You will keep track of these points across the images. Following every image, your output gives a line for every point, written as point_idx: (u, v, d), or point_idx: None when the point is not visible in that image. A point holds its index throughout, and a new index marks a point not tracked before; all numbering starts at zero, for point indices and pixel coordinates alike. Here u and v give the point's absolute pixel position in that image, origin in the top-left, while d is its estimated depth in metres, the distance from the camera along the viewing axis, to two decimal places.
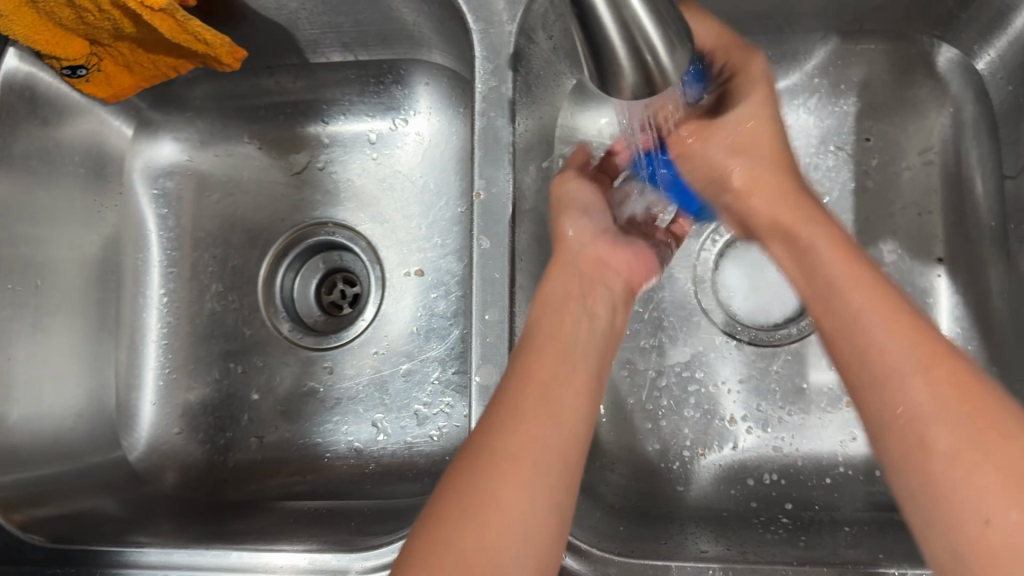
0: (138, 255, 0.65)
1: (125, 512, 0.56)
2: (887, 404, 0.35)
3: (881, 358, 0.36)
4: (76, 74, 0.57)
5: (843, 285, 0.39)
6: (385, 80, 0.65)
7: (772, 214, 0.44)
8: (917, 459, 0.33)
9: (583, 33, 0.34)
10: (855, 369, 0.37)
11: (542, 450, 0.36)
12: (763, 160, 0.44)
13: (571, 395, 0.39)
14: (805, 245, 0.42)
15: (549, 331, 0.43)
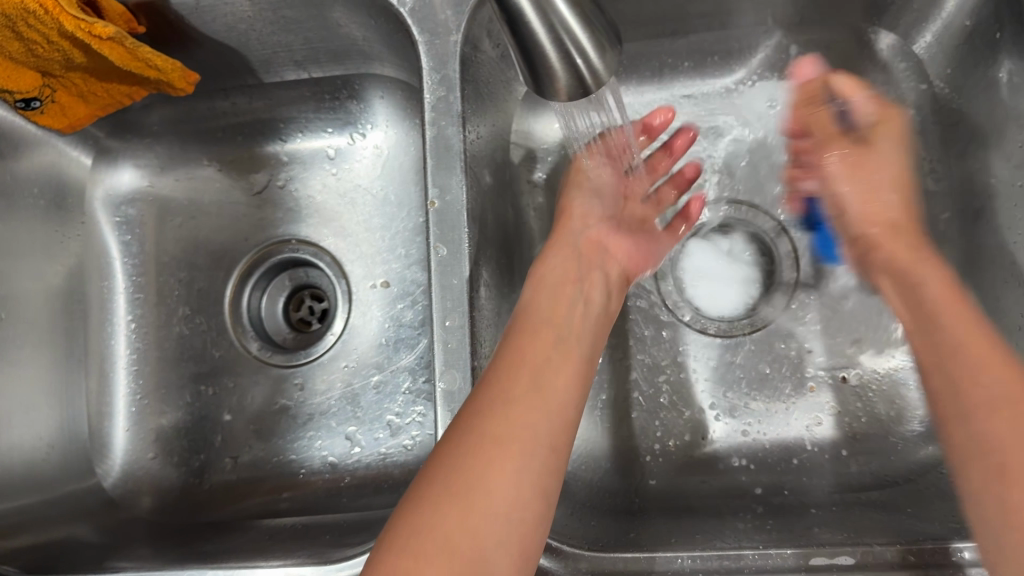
0: (102, 283, 0.65)
1: (102, 539, 0.56)
2: (974, 432, 0.39)
3: (971, 391, 0.40)
4: (29, 107, 0.57)
5: (949, 317, 0.44)
6: (340, 95, 0.65)
7: (895, 258, 0.50)
8: (998, 483, 0.37)
9: (514, 39, 0.34)
10: (944, 403, 0.42)
11: (533, 432, 0.41)
12: (901, 224, 0.51)
13: (563, 383, 0.45)
14: (919, 281, 0.47)
15: (544, 319, 0.49)
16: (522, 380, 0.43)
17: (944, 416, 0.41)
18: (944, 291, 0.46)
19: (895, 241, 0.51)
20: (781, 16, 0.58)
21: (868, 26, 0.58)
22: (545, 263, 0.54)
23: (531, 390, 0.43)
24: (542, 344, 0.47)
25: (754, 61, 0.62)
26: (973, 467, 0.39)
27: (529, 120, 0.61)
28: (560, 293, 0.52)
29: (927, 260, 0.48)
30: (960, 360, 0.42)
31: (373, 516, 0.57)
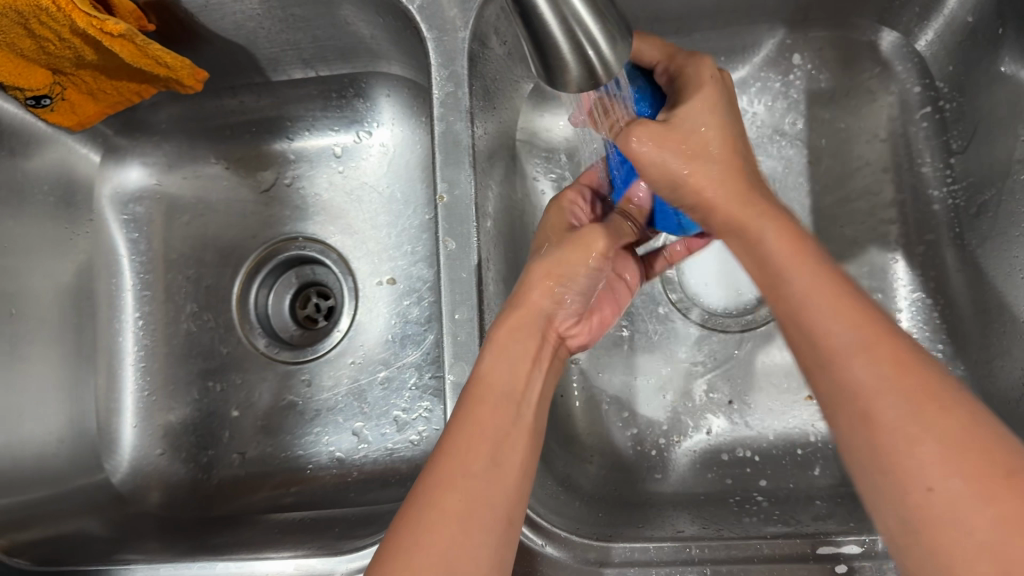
0: (111, 281, 0.66)
1: (111, 532, 0.56)
2: (843, 384, 0.35)
3: (830, 343, 0.36)
4: (40, 104, 0.58)
5: (785, 256, 0.39)
6: (347, 94, 0.66)
7: (730, 213, 0.42)
8: (862, 430, 0.34)
9: (526, 30, 0.35)
10: (807, 355, 0.37)
11: (488, 503, 0.38)
12: (720, 184, 0.42)
13: (521, 450, 0.41)
14: (757, 235, 0.40)
15: (505, 375, 0.44)
16: (482, 457, 0.40)
17: (808, 368, 0.37)
18: (783, 237, 0.40)
19: (727, 204, 0.42)
20: (785, 14, 0.59)
21: (872, 24, 0.58)
22: (502, 337, 0.45)
23: (493, 467, 0.39)
24: (502, 422, 0.42)
25: (757, 58, 0.62)
26: (840, 416, 0.35)
27: (534, 118, 0.62)
28: (525, 358, 0.45)
29: (760, 220, 0.41)
30: (811, 309, 0.37)
31: (381, 509, 0.57)
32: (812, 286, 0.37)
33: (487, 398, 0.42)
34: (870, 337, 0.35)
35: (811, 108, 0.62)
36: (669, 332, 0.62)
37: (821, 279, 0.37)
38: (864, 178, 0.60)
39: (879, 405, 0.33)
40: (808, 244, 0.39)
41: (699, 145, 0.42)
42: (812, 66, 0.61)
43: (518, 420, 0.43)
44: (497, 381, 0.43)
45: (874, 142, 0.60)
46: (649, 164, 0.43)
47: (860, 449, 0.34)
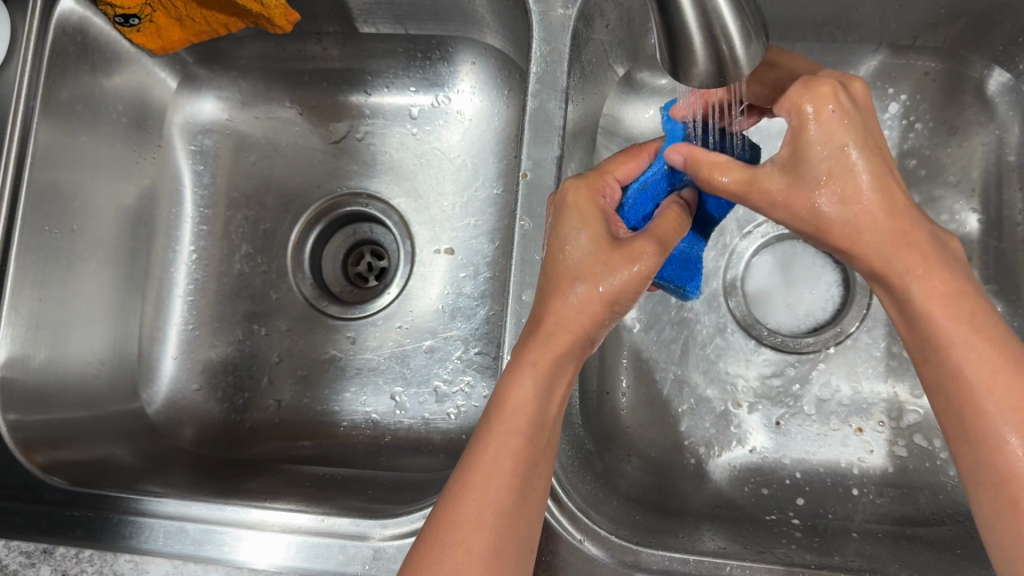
0: (171, 209, 0.66)
1: (142, 462, 0.56)
2: (996, 465, 0.38)
3: (983, 425, 0.38)
4: (128, 23, 0.57)
5: (941, 319, 0.40)
6: (431, 56, 0.65)
7: (873, 264, 0.41)
8: (1008, 516, 0.37)
9: (660, 19, 0.34)
10: (948, 418, 0.40)
11: (508, 545, 0.39)
12: (861, 192, 0.40)
13: (539, 477, 0.41)
14: (904, 288, 0.41)
15: (532, 405, 0.41)
16: (470, 539, 0.38)
17: (953, 433, 0.40)
18: (926, 278, 0.40)
19: (876, 250, 0.41)
20: (893, 37, 0.57)
21: (983, 61, 0.56)
22: (517, 388, 0.41)
23: (481, 544, 0.38)
24: (501, 489, 0.39)
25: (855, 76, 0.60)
26: (980, 480, 0.39)
27: (620, 107, 0.60)
28: (551, 386, 0.42)
29: (898, 254, 0.41)
30: (965, 376, 0.39)
31: (411, 478, 0.56)
32: (960, 342, 0.39)
33: (487, 462, 0.40)
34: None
35: (905, 138, 0.60)
36: (724, 344, 0.61)
37: (972, 335, 0.39)
38: (948, 216, 0.58)
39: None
40: (955, 289, 0.40)
41: (834, 134, 0.40)
42: (912, 95, 0.59)
43: (526, 477, 0.40)
44: (503, 440, 0.40)
45: (963, 182, 0.58)
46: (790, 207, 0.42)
47: (992, 514, 0.38)
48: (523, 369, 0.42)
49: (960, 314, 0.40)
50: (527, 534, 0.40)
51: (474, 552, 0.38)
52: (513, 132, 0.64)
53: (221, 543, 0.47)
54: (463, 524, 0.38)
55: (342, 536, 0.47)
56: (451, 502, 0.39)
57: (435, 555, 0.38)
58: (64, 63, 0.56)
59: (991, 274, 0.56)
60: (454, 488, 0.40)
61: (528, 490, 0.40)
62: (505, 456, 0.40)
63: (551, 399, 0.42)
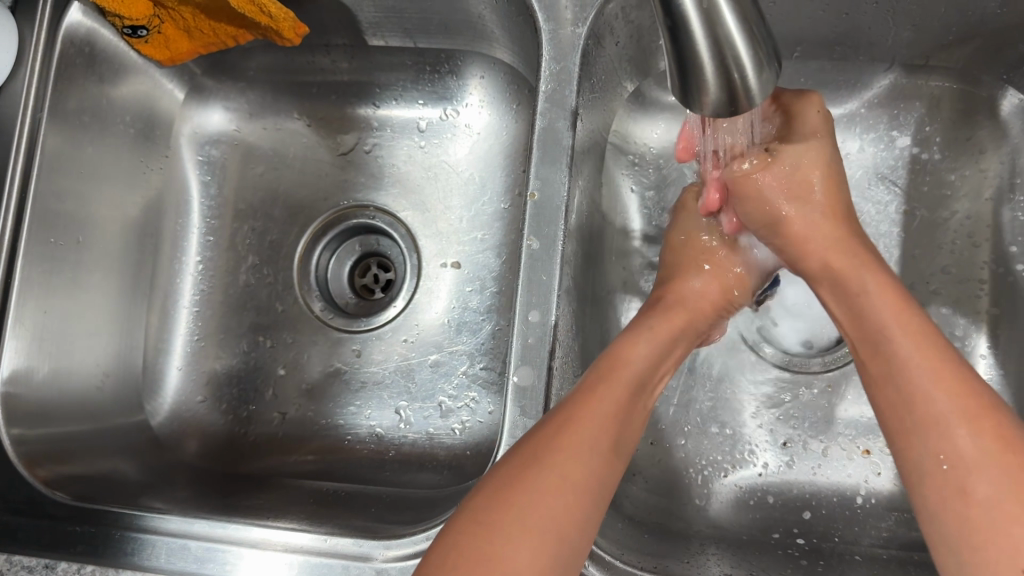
0: (178, 221, 0.65)
1: (145, 475, 0.56)
2: (935, 453, 0.37)
3: (927, 414, 0.37)
4: (136, 34, 0.57)
5: (893, 322, 0.41)
6: (440, 69, 0.64)
7: (829, 260, 0.46)
8: (954, 504, 0.35)
9: (671, 46, 0.33)
10: (895, 416, 0.39)
11: (594, 472, 0.39)
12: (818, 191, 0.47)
13: (630, 438, 0.43)
14: (860, 290, 0.43)
15: (634, 359, 0.46)
16: (573, 455, 0.39)
17: (899, 435, 0.39)
18: (886, 291, 0.43)
19: (829, 249, 0.46)
20: (905, 56, 0.57)
21: (996, 81, 0.56)
22: (626, 352, 0.46)
23: (582, 468, 0.39)
24: (602, 428, 0.41)
25: (868, 95, 0.60)
26: (925, 484, 0.37)
27: (630, 124, 0.60)
28: (652, 353, 0.47)
29: (859, 271, 0.44)
30: (916, 373, 0.39)
31: (415, 495, 0.56)
32: (916, 348, 0.39)
33: (595, 400, 0.42)
34: (973, 408, 0.37)
35: (916, 158, 0.59)
36: (732, 363, 0.60)
37: (924, 343, 0.39)
38: (958, 237, 0.57)
39: (974, 481, 0.35)
40: (910, 305, 0.42)
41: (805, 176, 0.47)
42: (925, 114, 0.59)
43: (623, 430, 0.43)
44: (611, 386, 0.43)
45: (976, 202, 0.57)
46: (764, 198, 0.48)
47: (942, 521, 0.35)
48: (635, 338, 0.48)
49: (913, 322, 0.41)
50: (614, 479, 0.41)
51: (576, 467, 0.39)
52: (522, 147, 0.63)
53: (224, 562, 0.47)
54: (566, 443, 0.40)
55: (345, 558, 0.46)
56: (556, 419, 0.41)
57: (534, 473, 0.38)
58: (71, 74, 0.56)
59: (1002, 294, 0.56)
60: (557, 412, 0.42)
61: (622, 444, 0.42)
62: (608, 402, 0.42)
63: (654, 372, 0.47)
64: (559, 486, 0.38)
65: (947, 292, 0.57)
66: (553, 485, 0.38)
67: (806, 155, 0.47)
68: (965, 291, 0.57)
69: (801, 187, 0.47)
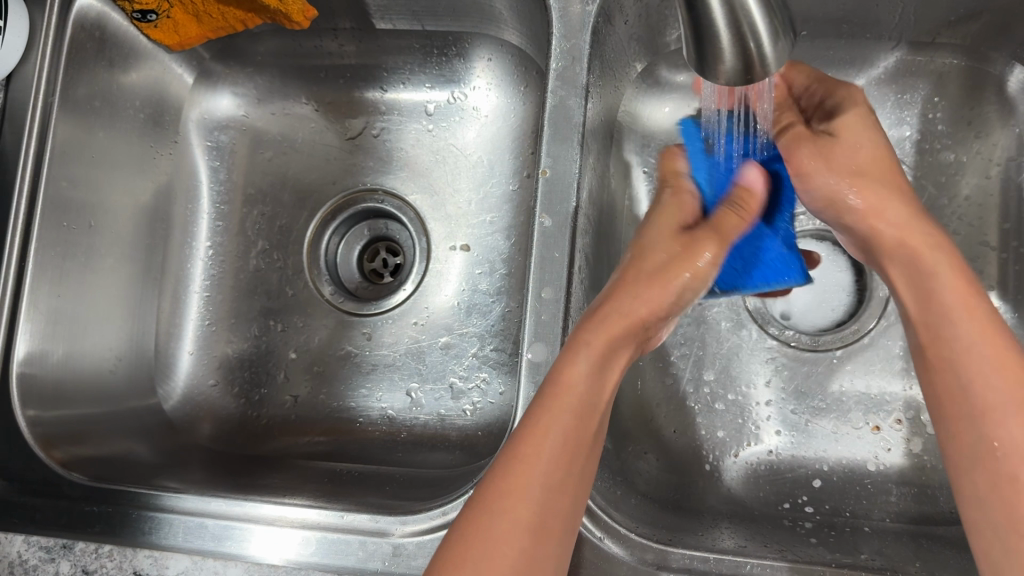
0: (188, 205, 0.66)
1: (159, 458, 0.56)
2: (983, 439, 0.37)
3: (984, 400, 0.38)
4: (146, 18, 0.57)
5: (955, 308, 0.40)
6: (448, 52, 0.65)
7: (900, 238, 0.44)
8: (1007, 491, 0.36)
9: (687, 15, 0.33)
10: (944, 401, 0.39)
11: (535, 526, 0.36)
12: (875, 161, 0.47)
13: (581, 467, 0.38)
14: (929, 270, 0.42)
15: (578, 373, 0.40)
16: (514, 512, 0.35)
17: (947, 414, 0.39)
18: (955, 280, 0.41)
19: (903, 228, 0.44)
20: (913, 33, 0.57)
21: (1004, 57, 0.56)
22: (570, 369, 0.40)
23: (525, 518, 0.35)
24: (543, 467, 0.37)
25: (876, 72, 0.60)
26: (981, 468, 0.37)
27: (637, 104, 0.60)
28: (603, 369, 0.41)
29: (934, 252, 0.43)
30: (977, 360, 0.38)
31: (428, 474, 0.56)
32: (975, 335, 0.39)
33: (538, 439, 0.37)
34: None
35: (924, 135, 0.59)
36: (742, 341, 0.60)
37: (985, 334, 0.39)
38: (965, 213, 0.58)
39: None
40: (977, 292, 0.41)
41: (866, 164, 0.47)
42: (933, 91, 0.59)
43: (572, 461, 0.38)
44: (553, 416, 0.38)
45: (985, 178, 0.57)
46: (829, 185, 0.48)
47: (977, 487, 0.37)
48: (579, 352, 0.41)
49: (977, 309, 0.40)
50: (557, 534, 0.36)
51: (505, 541, 0.35)
52: (530, 130, 0.63)
53: (240, 539, 0.47)
54: (503, 522, 0.35)
55: (361, 533, 0.47)
56: (494, 476, 0.37)
57: (474, 545, 0.34)
58: (82, 58, 0.56)
59: (1011, 269, 0.56)
60: (501, 461, 0.37)
61: (568, 479, 0.37)
62: (550, 454, 0.37)
63: (602, 386, 0.40)
64: (502, 559, 0.34)
65: (955, 267, 0.57)
66: (496, 563, 0.34)
67: (863, 139, 0.47)
68: (973, 267, 0.57)
69: (857, 156, 0.47)
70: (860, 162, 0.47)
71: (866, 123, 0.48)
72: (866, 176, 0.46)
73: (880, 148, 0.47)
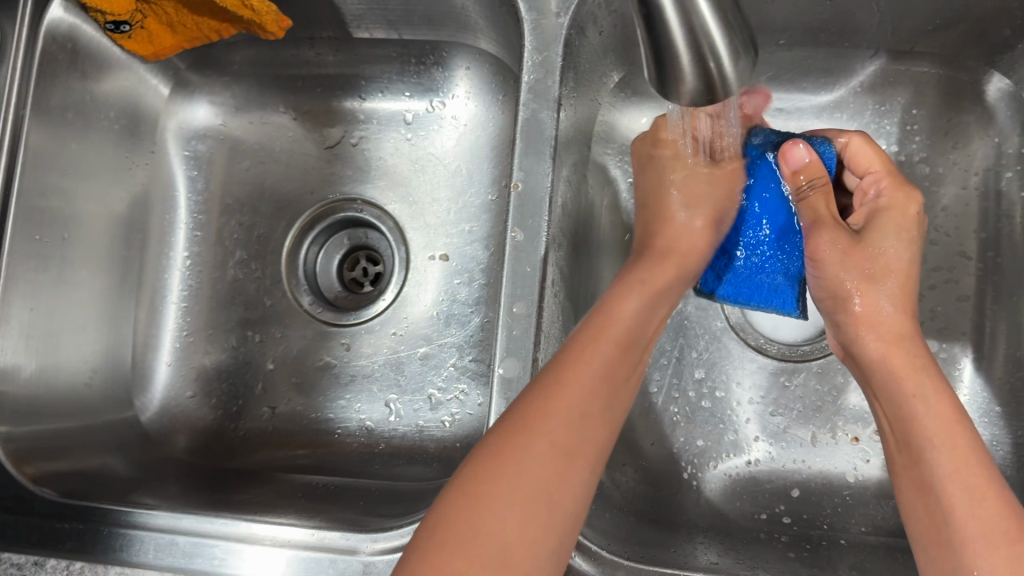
0: (165, 216, 0.65)
1: (135, 471, 0.56)
2: (960, 565, 0.38)
3: (965, 530, 0.39)
4: (119, 29, 0.56)
5: (940, 440, 0.42)
6: (426, 61, 0.64)
7: (891, 359, 0.46)
8: None
9: (647, 36, 0.33)
10: (927, 528, 0.41)
11: (573, 440, 0.40)
12: (894, 271, 0.49)
13: (617, 409, 0.44)
14: (914, 399, 0.44)
15: (626, 309, 0.47)
16: (562, 413, 0.40)
17: (930, 543, 0.40)
18: (942, 409, 0.43)
19: (889, 345, 0.47)
20: (891, 42, 0.56)
21: (982, 67, 0.55)
22: (620, 305, 0.47)
23: (561, 440, 0.40)
24: (586, 386, 0.42)
25: (855, 81, 0.59)
26: None
27: (615, 113, 0.60)
28: (648, 305, 0.48)
29: (922, 380, 0.44)
30: (958, 492, 0.40)
31: (405, 488, 0.56)
32: (957, 467, 0.40)
33: (586, 363, 0.43)
34: (1008, 533, 0.38)
35: (903, 145, 0.59)
36: (721, 351, 0.60)
37: (968, 466, 0.40)
38: (945, 222, 0.57)
39: None
40: (962, 422, 0.42)
41: (883, 271, 0.48)
42: (911, 100, 0.58)
43: (613, 389, 0.44)
44: (601, 344, 0.44)
45: (963, 187, 0.57)
46: (835, 266, 0.49)
47: None
48: (630, 292, 0.48)
49: (962, 440, 0.41)
50: (592, 459, 0.41)
51: (551, 437, 0.39)
52: (508, 139, 0.63)
53: (212, 556, 0.47)
54: (545, 423, 0.40)
55: (332, 551, 0.46)
56: (545, 383, 0.42)
57: (519, 444, 0.39)
58: (54, 70, 0.55)
59: (989, 279, 0.55)
60: (552, 373, 0.42)
61: (603, 418, 0.42)
62: (594, 371, 0.43)
63: (644, 323, 0.48)
64: (539, 459, 0.38)
65: (934, 277, 0.57)
66: (533, 463, 0.38)
67: (891, 246, 0.49)
68: (952, 277, 0.57)
69: (885, 258, 0.49)
70: (878, 265, 0.49)
71: (906, 237, 0.49)
72: (881, 281, 0.48)
73: (908, 257, 0.49)
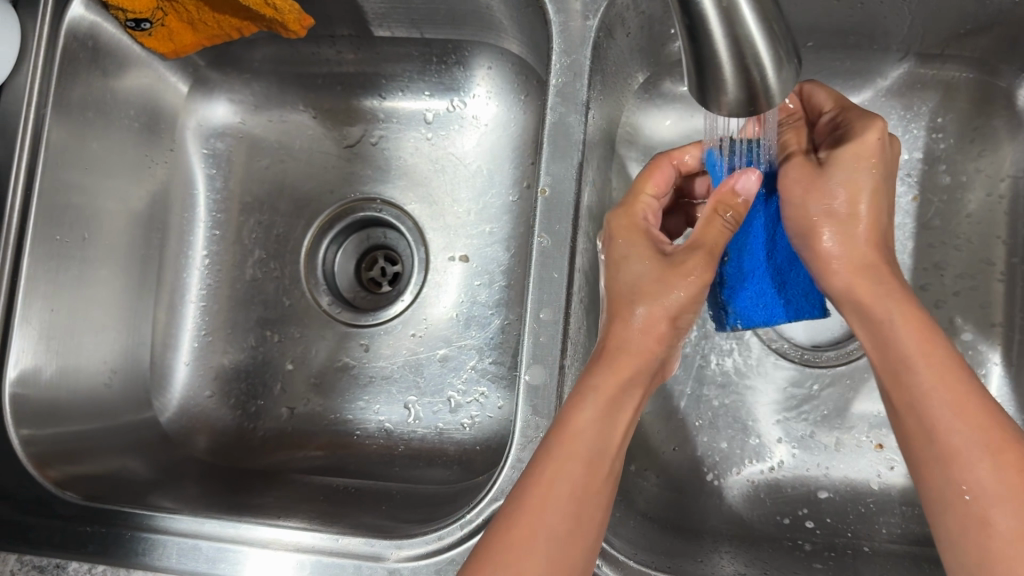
0: (183, 214, 0.65)
1: (155, 474, 0.56)
2: (950, 483, 0.39)
3: (950, 445, 0.39)
4: (140, 27, 0.56)
5: (915, 361, 0.42)
6: (447, 60, 0.64)
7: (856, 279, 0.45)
8: (973, 531, 0.37)
9: (689, 46, 0.32)
10: (918, 448, 0.41)
11: (557, 508, 0.39)
12: (864, 199, 0.46)
13: (603, 445, 0.42)
14: (884, 322, 0.44)
15: (583, 408, 0.42)
16: (532, 522, 0.39)
17: (920, 463, 0.41)
18: (914, 328, 0.43)
19: (856, 271, 0.45)
20: (920, 45, 0.56)
21: (1013, 71, 0.55)
22: (577, 415, 0.42)
23: (552, 510, 0.39)
24: (561, 482, 0.40)
25: (883, 83, 0.59)
26: (950, 515, 0.38)
27: (639, 115, 0.59)
28: (613, 415, 0.43)
29: (881, 297, 0.44)
30: (938, 407, 0.40)
31: (425, 492, 0.56)
32: (935, 385, 0.41)
33: (569, 438, 0.41)
34: (993, 441, 0.38)
35: (930, 149, 0.58)
36: (744, 356, 0.60)
37: (943, 380, 0.41)
38: (972, 227, 0.57)
39: (996, 512, 0.37)
40: (934, 335, 0.42)
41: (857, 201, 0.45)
42: (939, 104, 0.58)
43: (590, 467, 0.41)
44: (563, 461, 0.40)
45: (990, 193, 0.57)
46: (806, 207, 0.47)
47: (950, 529, 0.38)
48: (585, 402, 0.42)
49: (937, 353, 0.42)
50: (589, 515, 0.40)
51: (535, 533, 0.39)
52: (530, 140, 0.62)
53: (235, 562, 0.47)
54: (533, 505, 0.39)
55: (357, 557, 0.46)
56: (515, 500, 0.40)
57: (504, 560, 0.38)
58: (75, 69, 0.55)
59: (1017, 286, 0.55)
60: (517, 490, 0.40)
61: (596, 477, 0.41)
62: (565, 476, 0.40)
63: (611, 430, 0.42)
64: (526, 567, 0.38)
65: (961, 283, 0.56)
66: (526, 566, 0.37)
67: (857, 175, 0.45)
68: (980, 283, 0.56)
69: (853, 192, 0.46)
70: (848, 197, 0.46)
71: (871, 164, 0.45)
72: (857, 209, 0.46)
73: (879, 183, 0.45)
